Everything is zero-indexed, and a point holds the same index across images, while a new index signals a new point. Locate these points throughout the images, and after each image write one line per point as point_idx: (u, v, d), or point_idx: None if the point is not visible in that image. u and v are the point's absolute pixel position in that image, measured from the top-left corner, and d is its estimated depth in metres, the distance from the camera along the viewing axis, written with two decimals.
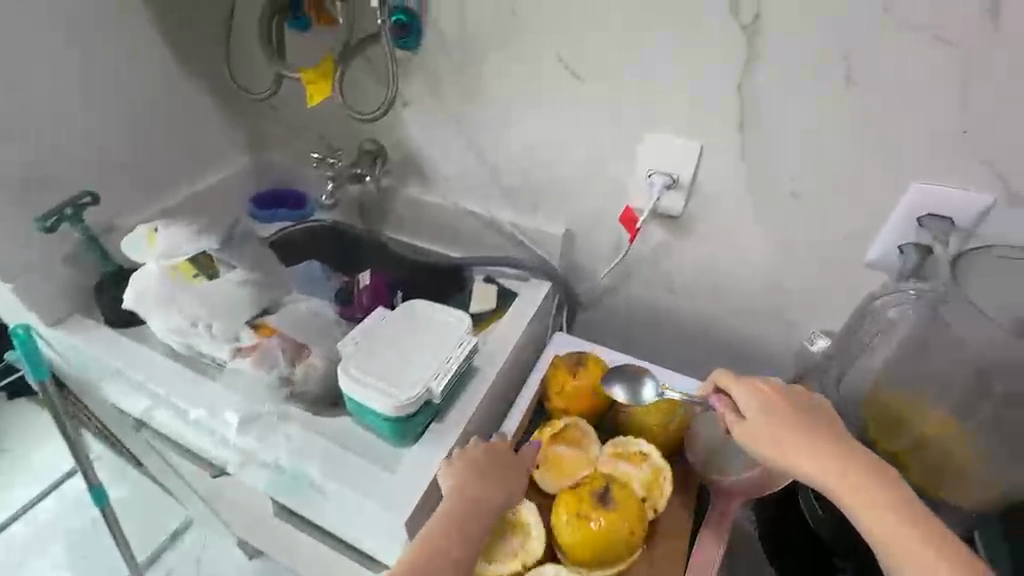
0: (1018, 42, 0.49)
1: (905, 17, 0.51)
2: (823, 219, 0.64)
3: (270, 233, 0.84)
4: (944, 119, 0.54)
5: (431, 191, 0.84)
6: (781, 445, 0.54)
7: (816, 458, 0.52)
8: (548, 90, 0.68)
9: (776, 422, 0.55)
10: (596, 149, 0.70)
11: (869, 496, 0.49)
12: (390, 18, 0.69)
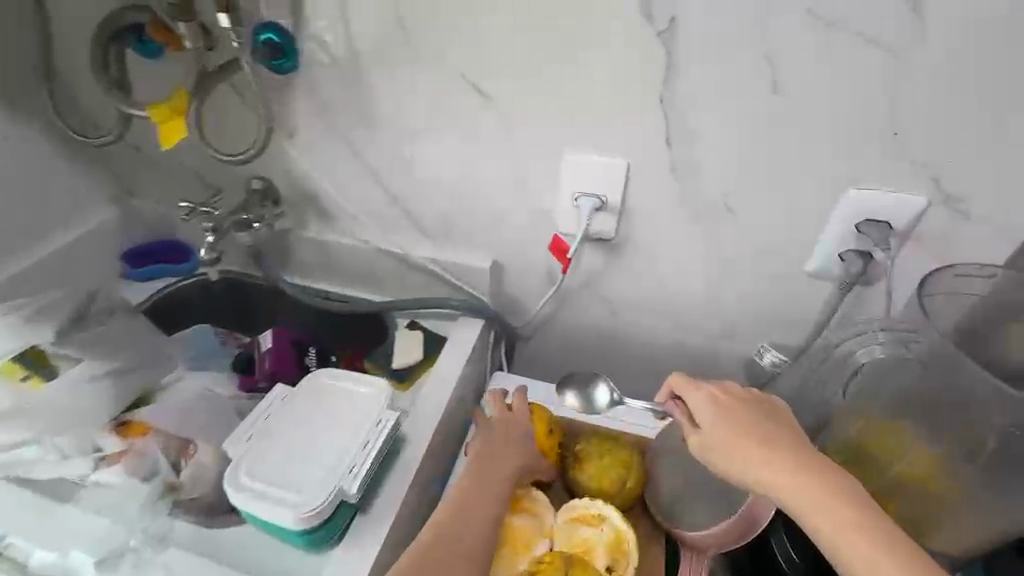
0: (940, 36, 0.48)
1: (820, 12, 0.49)
2: (756, 231, 0.63)
3: (141, 300, 0.79)
4: (872, 120, 0.53)
5: (333, 229, 0.77)
6: (741, 459, 0.46)
7: (780, 472, 0.45)
8: (457, 115, 0.63)
9: (737, 432, 0.47)
10: (514, 171, 0.66)
11: (837, 516, 0.42)
12: (260, 39, 0.62)
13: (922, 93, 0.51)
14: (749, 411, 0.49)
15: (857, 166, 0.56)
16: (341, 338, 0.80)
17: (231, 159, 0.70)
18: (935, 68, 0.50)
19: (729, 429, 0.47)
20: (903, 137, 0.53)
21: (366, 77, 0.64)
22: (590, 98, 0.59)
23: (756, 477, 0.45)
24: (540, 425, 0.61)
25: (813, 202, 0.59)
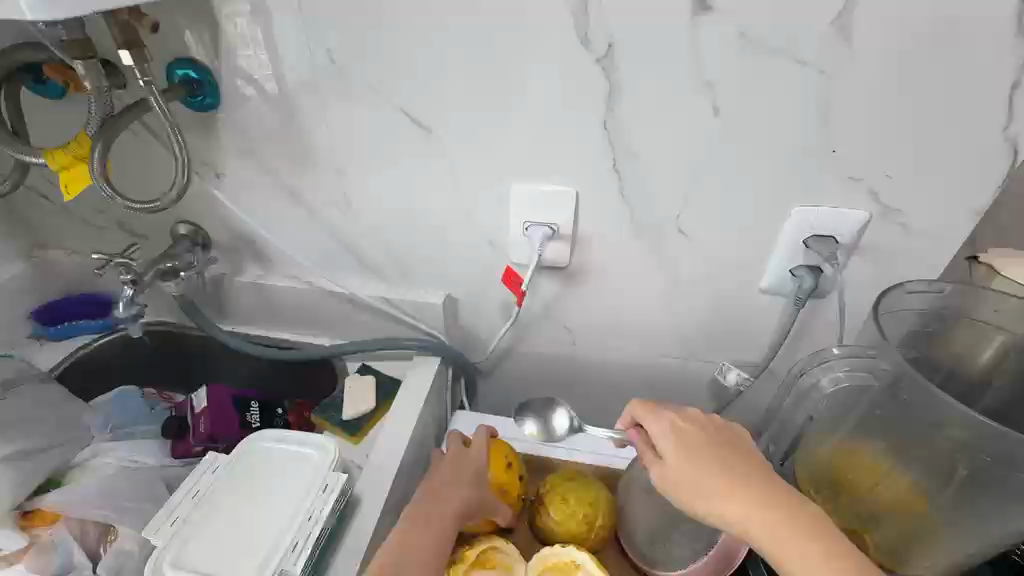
0: (868, 57, 0.49)
1: (753, 37, 0.50)
2: (709, 252, 0.62)
3: (52, 365, 0.71)
4: (812, 140, 0.54)
5: (273, 271, 0.73)
6: (704, 492, 0.43)
7: (744, 506, 0.42)
8: (397, 148, 0.60)
9: (698, 463, 0.45)
10: (462, 203, 0.63)
11: (804, 550, 0.40)
12: (175, 75, 0.58)
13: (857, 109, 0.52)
14: (710, 439, 0.46)
15: (802, 181, 0.56)
16: (291, 386, 0.76)
17: (144, 207, 0.59)
18: (869, 85, 0.50)
19: (691, 461, 0.45)
20: (843, 152, 0.54)
21: (297, 110, 0.60)
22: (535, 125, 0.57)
23: (720, 512, 0.43)
24: (499, 458, 0.57)
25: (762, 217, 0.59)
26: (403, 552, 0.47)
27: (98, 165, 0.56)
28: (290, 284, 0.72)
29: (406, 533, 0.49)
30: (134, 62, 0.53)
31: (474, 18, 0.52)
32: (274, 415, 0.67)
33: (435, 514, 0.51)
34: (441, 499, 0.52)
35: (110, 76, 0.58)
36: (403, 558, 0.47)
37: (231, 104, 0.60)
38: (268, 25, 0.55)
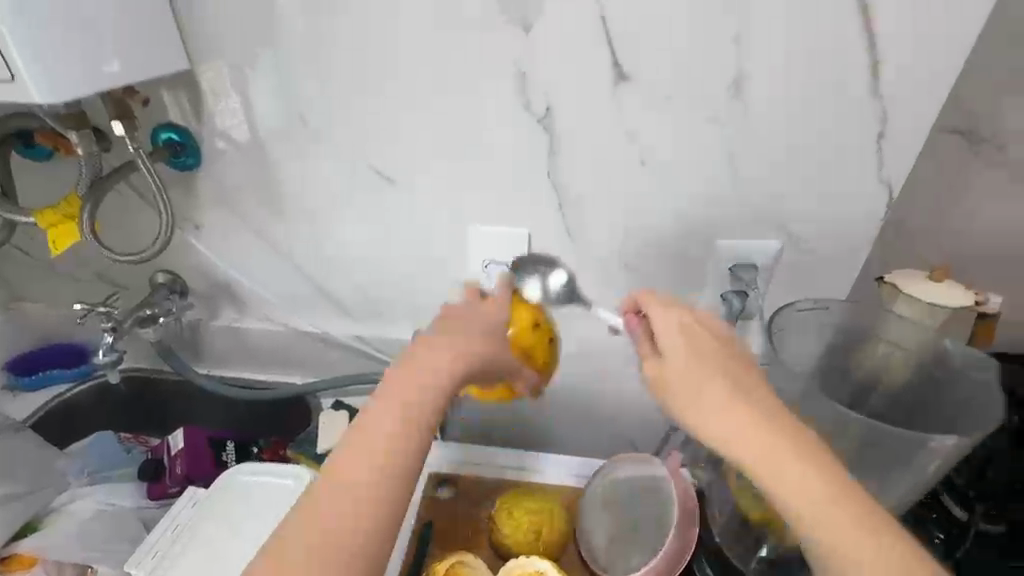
0: (762, 115, 0.58)
1: (667, 101, 0.59)
2: (649, 282, 0.70)
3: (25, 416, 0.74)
4: (725, 183, 0.62)
5: (248, 315, 0.78)
6: (703, 399, 0.41)
7: (737, 417, 0.39)
8: (366, 197, 0.67)
9: (696, 374, 0.42)
10: (426, 245, 0.69)
11: (802, 474, 0.36)
12: (160, 138, 0.65)
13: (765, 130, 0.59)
14: (713, 344, 0.44)
15: (730, 216, 0.64)
16: (262, 424, 0.79)
17: (130, 258, 0.66)
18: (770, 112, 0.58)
19: (693, 366, 0.42)
20: (758, 169, 0.61)
21: (271, 155, 0.65)
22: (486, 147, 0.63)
23: (712, 428, 0.40)
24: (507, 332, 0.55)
25: (699, 230, 0.65)
26: (413, 384, 0.42)
27: (88, 223, 0.62)
28: (265, 319, 0.77)
29: (402, 372, 0.43)
30: (126, 130, 0.61)
31: (433, 80, 0.60)
32: (249, 452, 0.69)
33: (451, 348, 0.45)
34: (469, 333, 0.47)
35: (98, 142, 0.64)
36: (410, 385, 0.42)
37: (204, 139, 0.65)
38: (238, 66, 0.61)
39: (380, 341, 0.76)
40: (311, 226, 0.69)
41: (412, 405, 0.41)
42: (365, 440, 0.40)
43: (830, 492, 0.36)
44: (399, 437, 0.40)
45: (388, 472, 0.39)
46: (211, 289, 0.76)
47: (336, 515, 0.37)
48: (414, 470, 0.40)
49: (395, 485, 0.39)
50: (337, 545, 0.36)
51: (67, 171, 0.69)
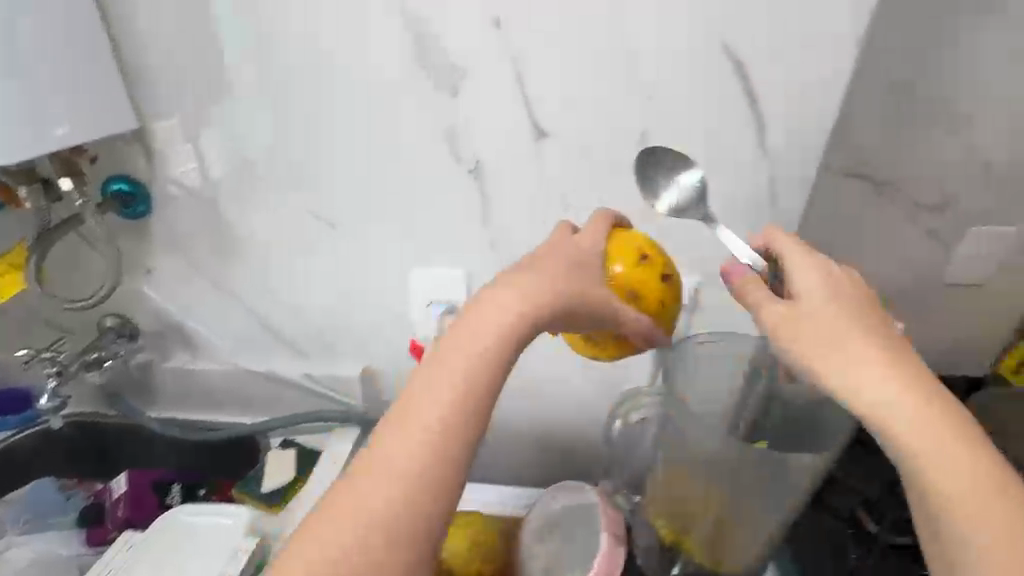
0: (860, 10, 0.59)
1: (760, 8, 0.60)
2: (740, 196, 0.70)
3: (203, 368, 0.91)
4: (820, 87, 0.63)
5: (345, 271, 0.82)
6: (842, 344, 0.46)
7: (888, 366, 0.45)
8: (454, 139, 0.69)
9: (832, 313, 0.48)
10: (513, 178, 0.71)
11: (936, 428, 0.42)
12: (262, 98, 0.70)
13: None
14: (856, 294, 0.50)
15: (816, 122, 0.65)
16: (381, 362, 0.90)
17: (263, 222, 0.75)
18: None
19: (836, 310, 0.48)
20: (828, 45, 0.61)
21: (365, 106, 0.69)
22: (552, 40, 0.63)
23: (865, 371, 0.45)
24: (627, 245, 0.57)
25: (772, 102, 0.64)
26: (496, 313, 0.47)
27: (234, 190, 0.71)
28: (350, 262, 0.81)
29: (552, 286, 0.49)
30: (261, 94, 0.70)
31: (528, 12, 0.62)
32: None
33: (525, 286, 0.49)
34: (830, 285, 0.50)
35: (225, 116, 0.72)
36: (491, 315, 0.47)
37: (286, 66, 0.68)
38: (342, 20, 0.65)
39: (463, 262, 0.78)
40: (390, 150, 0.72)
41: (497, 332, 0.46)
42: (455, 362, 0.45)
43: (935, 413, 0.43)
44: (485, 365, 0.45)
45: (467, 393, 0.44)
46: (303, 230, 0.80)
47: (431, 430, 0.42)
48: (482, 404, 0.44)
49: (473, 414, 0.44)
50: (412, 465, 0.41)
51: (182, 143, 0.75)
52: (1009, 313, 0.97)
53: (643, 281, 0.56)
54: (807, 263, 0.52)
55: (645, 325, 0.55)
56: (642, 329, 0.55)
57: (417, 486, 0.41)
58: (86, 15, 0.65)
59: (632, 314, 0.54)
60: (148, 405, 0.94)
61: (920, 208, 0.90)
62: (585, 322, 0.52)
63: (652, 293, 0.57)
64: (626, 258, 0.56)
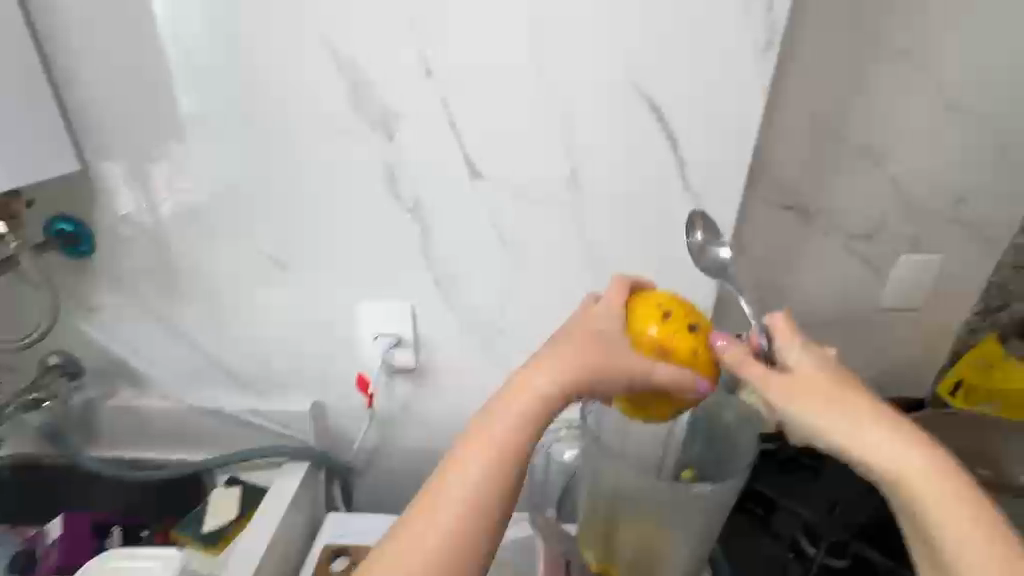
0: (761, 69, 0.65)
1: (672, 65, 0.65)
2: (664, 234, 0.75)
3: (147, 406, 0.90)
4: (730, 135, 0.69)
5: (290, 307, 0.83)
6: (854, 425, 0.50)
7: (895, 442, 0.49)
8: (393, 180, 0.73)
9: (832, 386, 0.52)
10: (450, 216, 0.75)
11: (953, 498, 0.47)
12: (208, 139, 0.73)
13: (736, 54, 0.64)
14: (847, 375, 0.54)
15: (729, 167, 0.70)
16: (329, 396, 0.91)
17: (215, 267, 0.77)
18: (742, 49, 0.64)
19: (840, 391, 0.52)
20: (738, 95, 0.66)
21: (307, 149, 0.72)
22: (483, 89, 0.67)
23: (877, 450, 0.49)
24: (648, 306, 0.58)
25: (692, 147, 0.69)
26: (524, 392, 0.52)
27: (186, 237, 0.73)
28: (300, 300, 0.83)
29: (579, 359, 0.53)
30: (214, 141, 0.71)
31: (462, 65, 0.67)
32: None
33: (554, 363, 0.53)
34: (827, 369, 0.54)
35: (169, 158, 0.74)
36: (521, 394, 0.52)
37: (234, 111, 0.71)
38: (285, 69, 0.68)
39: (407, 295, 0.81)
40: (332, 191, 0.75)
41: (526, 410, 0.51)
42: (484, 442, 0.50)
43: (929, 466, 0.48)
44: (515, 440, 0.50)
45: (500, 469, 0.49)
46: (253, 268, 0.81)
47: (465, 507, 0.47)
48: (510, 473, 0.49)
49: (502, 488, 0.49)
50: (451, 538, 0.46)
51: (127, 183, 0.76)
52: (931, 336, 1.03)
53: (668, 335, 0.56)
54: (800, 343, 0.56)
55: (672, 377, 0.55)
56: (674, 379, 0.55)
57: (458, 556, 0.46)
58: (30, 60, 0.66)
59: (651, 368, 0.55)
60: (93, 445, 0.93)
61: (849, 239, 0.96)
62: (613, 386, 0.54)
63: (682, 347, 0.56)
64: (644, 318, 0.57)
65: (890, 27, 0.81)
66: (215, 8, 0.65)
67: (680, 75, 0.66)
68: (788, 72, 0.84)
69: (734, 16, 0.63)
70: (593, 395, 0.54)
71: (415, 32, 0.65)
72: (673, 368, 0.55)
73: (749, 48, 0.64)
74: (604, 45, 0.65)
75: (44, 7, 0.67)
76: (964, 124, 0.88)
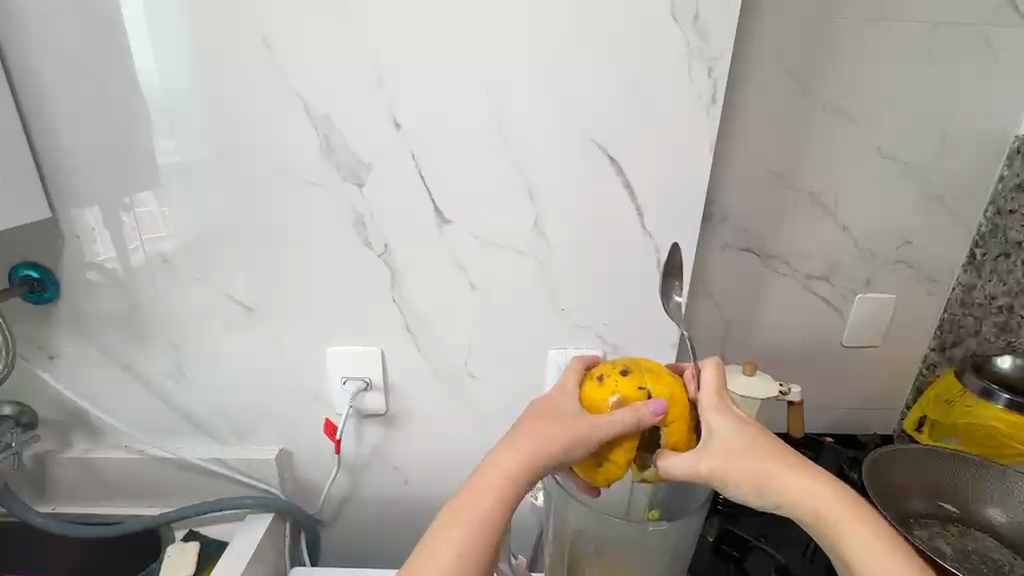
0: (710, 119, 0.70)
1: (629, 115, 0.70)
2: (627, 273, 0.78)
3: (105, 456, 0.87)
4: (684, 182, 0.73)
5: (258, 351, 0.83)
6: (776, 479, 0.55)
7: (806, 491, 0.54)
8: (364, 224, 0.75)
9: (740, 440, 0.56)
10: (421, 259, 0.77)
11: (866, 536, 0.52)
12: (178, 183, 0.74)
13: (685, 105, 0.69)
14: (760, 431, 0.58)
15: (686, 209, 0.74)
16: (295, 442, 0.89)
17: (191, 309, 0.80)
18: (689, 106, 0.69)
19: (757, 449, 0.56)
20: (688, 147, 0.71)
21: (281, 192, 0.74)
22: (452, 137, 0.71)
23: (795, 499, 0.54)
24: (592, 377, 0.61)
25: (649, 193, 0.73)
26: (496, 464, 0.54)
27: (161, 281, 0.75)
28: (269, 345, 0.82)
29: (544, 426, 0.56)
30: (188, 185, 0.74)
31: (432, 116, 0.70)
32: None
33: (522, 433, 0.56)
34: (745, 429, 0.57)
35: (142, 203, 0.75)
36: (493, 464, 0.55)
37: (208, 160, 0.73)
38: (261, 116, 0.71)
39: (377, 338, 0.82)
40: (304, 233, 0.76)
41: (499, 479, 0.54)
42: (463, 515, 0.52)
43: (821, 491, 0.54)
44: (495, 508, 0.53)
45: (479, 548, 0.52)
46: (222, 312, 0.81)
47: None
48: (490, 539, 0.52)
49: (484, 555, 0.52)
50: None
51: (95, 229, 0.77)
52: (889, 370, 1.07)
53: (617, 392, 0.58)
54: (712, 394, 0.60)
55: (635, 418, 0.55)
56: (642, 421, 0.55)
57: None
58: (4, 113, 0.68)
59: (608, 417, 0.55)
60: (42, 499, 0.90)
61: (806, 279, 1.00)
62: (586, 441, 0.54)
63: (631, 393, 0.58)
64: (593, 390, 0.59)
65: (826, 86, 0.89)
66: (193, 67, 0.69)
67: (632, 129, 0.70)
68: (738, 122, 0.90)
69: (679, 78, 0.68)
70: (568, 458, 0.55)
71: (383, 89, 0.69)
72: (625, 410, 0.55)
73: (695, 105, 0.69)
74: (560, 103, 0.69)
75: (22, 64, 0.69)
76: (902, 172, 0.94)
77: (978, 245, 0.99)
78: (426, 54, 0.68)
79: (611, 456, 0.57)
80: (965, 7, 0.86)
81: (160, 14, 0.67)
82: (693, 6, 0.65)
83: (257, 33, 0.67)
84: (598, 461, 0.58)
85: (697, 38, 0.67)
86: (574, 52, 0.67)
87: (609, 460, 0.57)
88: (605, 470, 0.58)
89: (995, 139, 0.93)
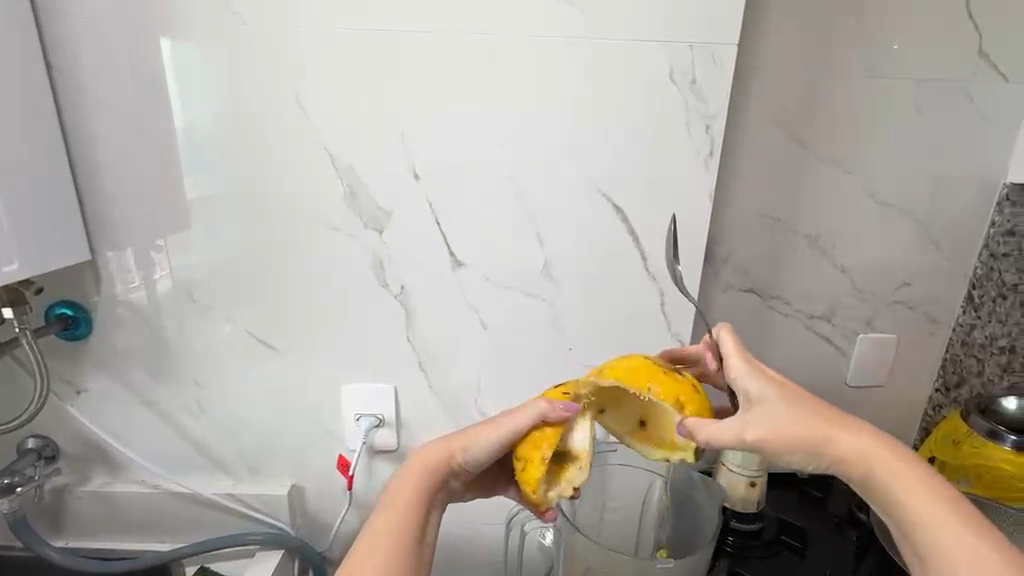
0: (706, 170, 0.75)
1: (631, 166, 0.75)
2: (632, 312, 0.81)
3: (121, 489, 0.89)
4: (684, 228, 0.77)
5: (274, 385, 0.86)
6: (819, 434, 0.55)
7: (849, 443, 0.55)
8: (379, 264, 0.79)
9: (776, 401, 0.56)
10: (431, 300, 0.81)
11: (913, 482, 0.53)
12: (206, 225, 0.79)
13: (684, 159, 0.74)
14: (797, 389, 0.58)
15: (687, 253, 0.78)
16: (308, 477, 0.90)
17: (215, 343, 0.84)
18: (688, 160, 0.74)
19: (797, 408, 0.55)
20: (689, 196, 0.76)
21: (304, 235, 0.79)
22: (466, 187, 0.76)
23: (841, 449, 0.54)
24: None
25: (651, 238, 0.77)
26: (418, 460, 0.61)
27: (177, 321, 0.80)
28: (287, 381, 0.85)
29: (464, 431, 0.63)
30: (218, 227, 0.79)
31: (447, 167, 0.75)
32: None
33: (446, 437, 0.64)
34: (782, 387, 0.57)
35: (174, 244, 0.80)
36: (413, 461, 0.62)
37: (237, 204, 0.78)
38: (289, 167, 0.76)
39: (390, 376, 0.85)
40: (323, 273, 0.80)
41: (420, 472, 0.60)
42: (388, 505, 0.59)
43: (871, 444, 0.55)
44: (418, 492, 0.59)
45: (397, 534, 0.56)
46: (243, 349, 0.84)
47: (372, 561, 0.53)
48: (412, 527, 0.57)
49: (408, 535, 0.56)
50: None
51: (125, 268, 0.81)
52: (892, 409, 1.09)
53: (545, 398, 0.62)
54: (737, 352, 0.59)
55: (541, 409, 0.58)
56: (547, 415, 0.58)
57: None
58: (56, 164, 0.74)
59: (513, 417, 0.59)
60: (57, 534, 0.91)
61: (808, 319, 1.03)
62: (488, 433, 0.60)
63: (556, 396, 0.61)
64: None
65: (820, 138, 0.94)
66: (232, 124, 0.75)
67: (635, 181, 0.75)
68: (735, 170, 0.95)
69: (680, 134, 0.73)
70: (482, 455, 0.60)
71: (405, 143, 0.75)
72: (532, 406, 0.59)
73: (694, 158, 0.74)
74: (569, 154, 0.75)
75: (74, 118, 0.75)
76: (894, 217, 0.98)
77: (974, 287, 1.01)
78: (454, 118, 0.74)
79: (527, 457, 0.58)
80: (946, 65, 0.92)
81: (205, 77, 0.73)
82: (690, 72, 0.71)
83: (292, 93, 0.74)
84: (518, 463, 0.59)
85: (695, 98, 0.72)
86: (583, 112, 0.73)
87: (523, 458, 0.59)
88: (526, 473, 0.58)
89: (984, 186, 0.98)
